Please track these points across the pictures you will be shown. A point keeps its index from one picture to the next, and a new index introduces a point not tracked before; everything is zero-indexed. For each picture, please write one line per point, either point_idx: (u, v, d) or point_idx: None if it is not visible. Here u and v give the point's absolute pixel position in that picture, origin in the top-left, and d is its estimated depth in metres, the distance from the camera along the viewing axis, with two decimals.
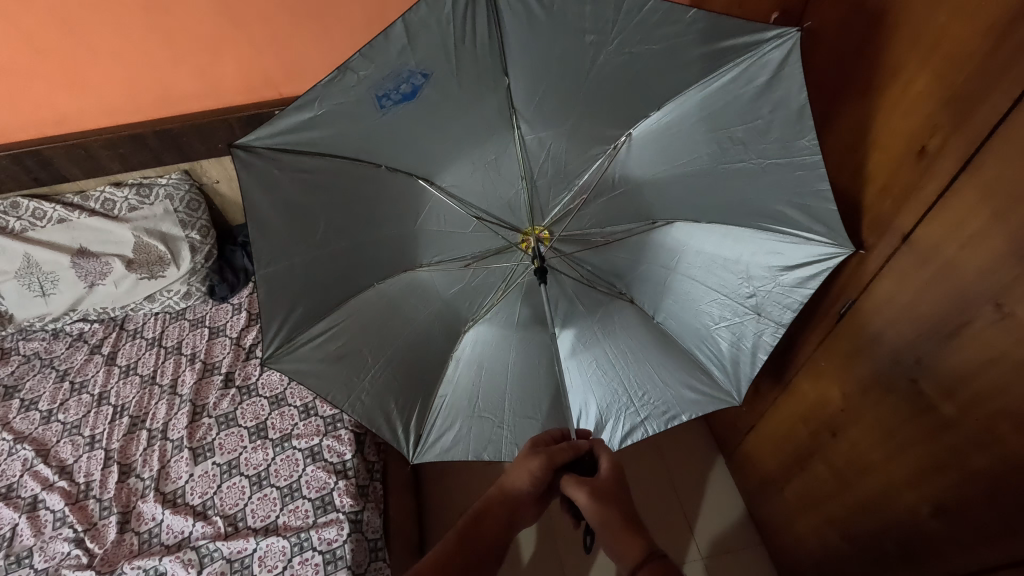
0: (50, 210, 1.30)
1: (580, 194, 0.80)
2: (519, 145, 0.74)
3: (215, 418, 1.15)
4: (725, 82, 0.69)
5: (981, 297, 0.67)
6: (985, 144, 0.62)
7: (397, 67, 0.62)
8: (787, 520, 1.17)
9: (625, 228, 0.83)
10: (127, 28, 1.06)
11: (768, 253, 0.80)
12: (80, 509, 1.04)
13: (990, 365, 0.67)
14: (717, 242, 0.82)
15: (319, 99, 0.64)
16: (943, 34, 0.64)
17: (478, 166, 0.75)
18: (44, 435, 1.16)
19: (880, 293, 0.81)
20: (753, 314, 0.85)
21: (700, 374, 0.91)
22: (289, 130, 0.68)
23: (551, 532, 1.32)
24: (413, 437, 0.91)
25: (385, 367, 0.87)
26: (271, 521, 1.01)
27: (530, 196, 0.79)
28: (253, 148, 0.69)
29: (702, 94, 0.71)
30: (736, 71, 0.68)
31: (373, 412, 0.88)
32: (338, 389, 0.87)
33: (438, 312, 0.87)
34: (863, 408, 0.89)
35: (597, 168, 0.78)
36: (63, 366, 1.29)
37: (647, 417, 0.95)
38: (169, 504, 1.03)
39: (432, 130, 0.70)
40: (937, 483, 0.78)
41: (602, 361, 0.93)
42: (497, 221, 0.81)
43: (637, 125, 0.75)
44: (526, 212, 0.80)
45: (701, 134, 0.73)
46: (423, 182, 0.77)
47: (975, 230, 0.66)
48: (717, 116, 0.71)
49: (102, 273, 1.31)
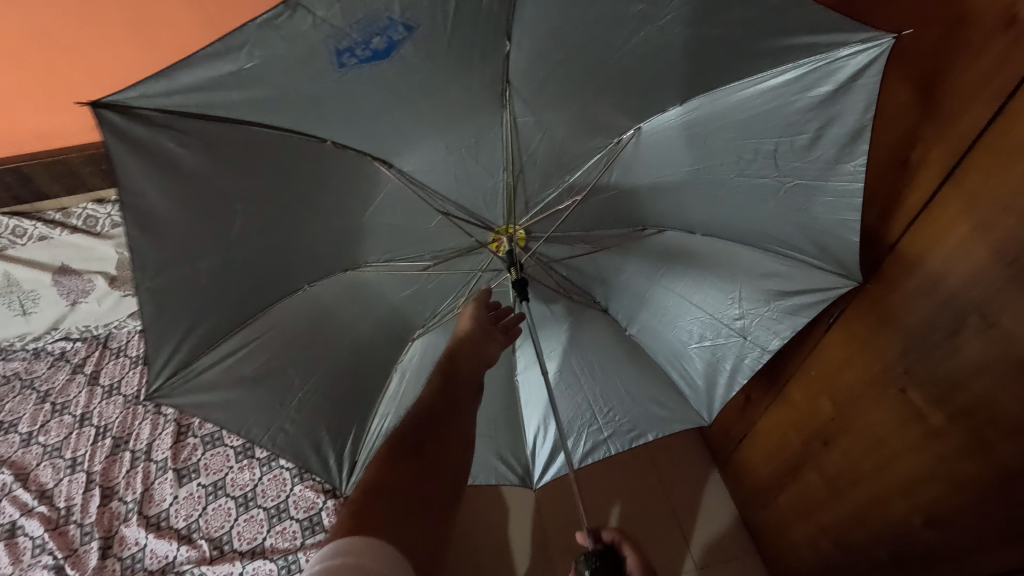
0: (29, 227, 1.24)
1: (572, 196, 0.77)
2: (509, 135, 0.68)
3: (200, 437, 1.13)
4: (776, 83, 0.64)
5: (968, 306, 0.67)
6: (965, 157, 0.63)
7: (378, 12, 0.52)
8: (779, 529, 1.17)
9: (611, 234, 0.82)
10: (108, 41, 1.04)
11: (765, 275, 0.81)
12: (60, 535, 1.01)
13: (976, 374, 0.67)
14: (708, 259, 0.83)
15: (247, 44, 0.51)
16: (920, 49, 0.65)
17: (454, 151, 0.69)
18: (23, 458, 1.14)
19: (886, 305, 0.78)
20: (741, 335, 0.87)
21: (671, 390, 0.95)
22: (191, 87, 0.54)
23: (544, 546, 1.32)
24: (346, 464, 0.89)
25: (316, 382, 0.83)
26: (257, 543, 0.98)
27: (511, 189, 0.74)
28: (147, 115, 0.55)
29: (741, 96, 0.66)
30: (792, 75, 0.63)
31: (299, 443, 0.85)
32: (256, 423, 0.82)
33: (381, 321, 0.85)
34: (852, 416, 0.89)
35: (592, 165, 0.74)
36: (44, 387, 1.26)
37: (608, 437, 0.97)
38: (153, 527, 1.01)
39: (420, 150, 0.68)
40: (925, 493, 0.78)
41: (572, 373, 0.95)
42: (466, 215, 0.77)
43: (649, 118, 0.70)
44: (503, 206, 0.76)
45: (718, 139, 0.70)
46: (377, 164, 0.69)
47: (957, 242, 0.66)
48: (752, 123, 0.68)
49: (83, 291, 1.30)
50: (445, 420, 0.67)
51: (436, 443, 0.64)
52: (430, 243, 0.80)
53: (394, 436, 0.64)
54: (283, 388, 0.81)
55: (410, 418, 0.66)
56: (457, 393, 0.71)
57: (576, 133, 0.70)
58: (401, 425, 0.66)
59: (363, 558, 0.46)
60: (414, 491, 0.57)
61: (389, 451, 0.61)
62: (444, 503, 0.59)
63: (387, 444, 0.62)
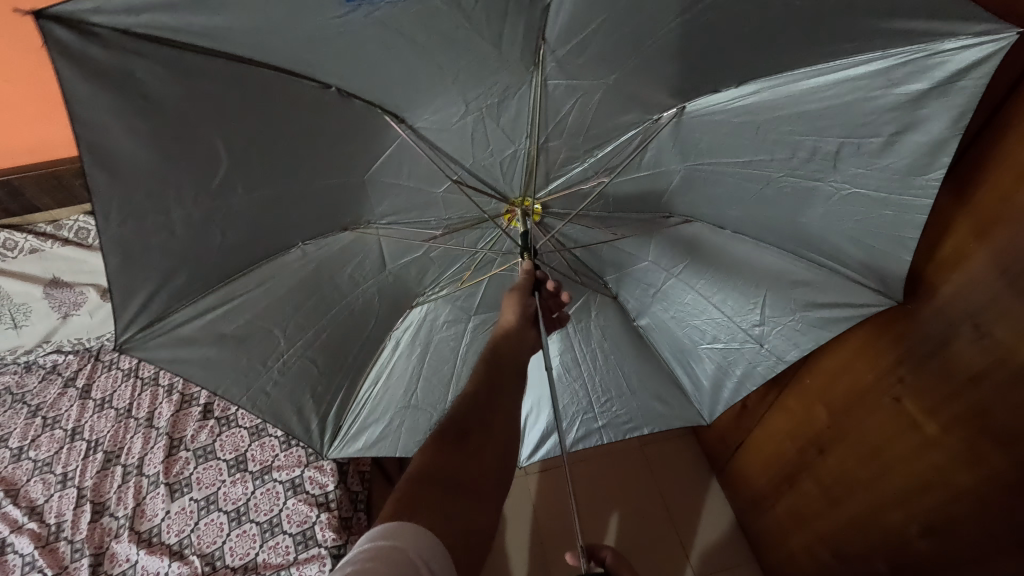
0: (21, 239, 1.26)
1: (600, 178, 0.72)
2: (528, 102, 0.63)
3: (192, 451, 1.12)
4: (858, 73, 0.58)
5: (961, 315, 0.66)
6: (954, 167, 0.63)
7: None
8: (778, 537, 1.16)
9: (635, 216, 0.78)
10: None
11: (797, 282, 0.78)
12: (50, 552, 1.00)
13: (970, 384, 0.67)
14: (735, 258, 0.80)
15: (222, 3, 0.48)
16: None
17: (473, 110, 0.63)
18: (13, 474, 1.13)
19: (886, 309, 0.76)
20: (755, 343, 0.86)
21: (675, 387, 0.95)
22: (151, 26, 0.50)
23: (541, 558, 1.36)
24: (331, 431, 0.90)
25: (300, 353, 0.82)
26: (249, 559, 0.97)
27: (535, 157, 0.68)
28: (100, 34, 0.49)
29: (813, 85, 0.60)
30: (881, 66, 0.56)
31: (280, 406, 0.84)
32: (231, 381, 0.80)
33: (382, 285, 0.82)
34: (849, 426, 0.88)
35: (632, 139, 0.68)
36: (35, 401, 1.25)
37: (601, 427, 0.98)
38: (144, 543, 1.00)
39: (441, 116, 0.64)
40: (924, 501, 0.77)
41: (579, 354, 0.93)
42: (479, 181, 0.72)
43: (695, 100, 0.64)
44: (522, 178, 0.71)
45: (764, 130, 0.65)
46: (389, 118, 0.64)
47: (950, 250, 0.66)
48: (817, 116, 0.62)
49: (76, 303, 1.29)
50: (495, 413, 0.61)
51: (484, 438, 0.58)
52: (438, 209, 0.75)
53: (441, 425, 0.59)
54: (265, 350, 0.80)
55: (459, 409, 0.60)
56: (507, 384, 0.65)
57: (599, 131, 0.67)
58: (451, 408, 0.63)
59: (403, 542, 0.43)
60: (459, 482, 0.53)
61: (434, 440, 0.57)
62: (491, 497, 0.54)
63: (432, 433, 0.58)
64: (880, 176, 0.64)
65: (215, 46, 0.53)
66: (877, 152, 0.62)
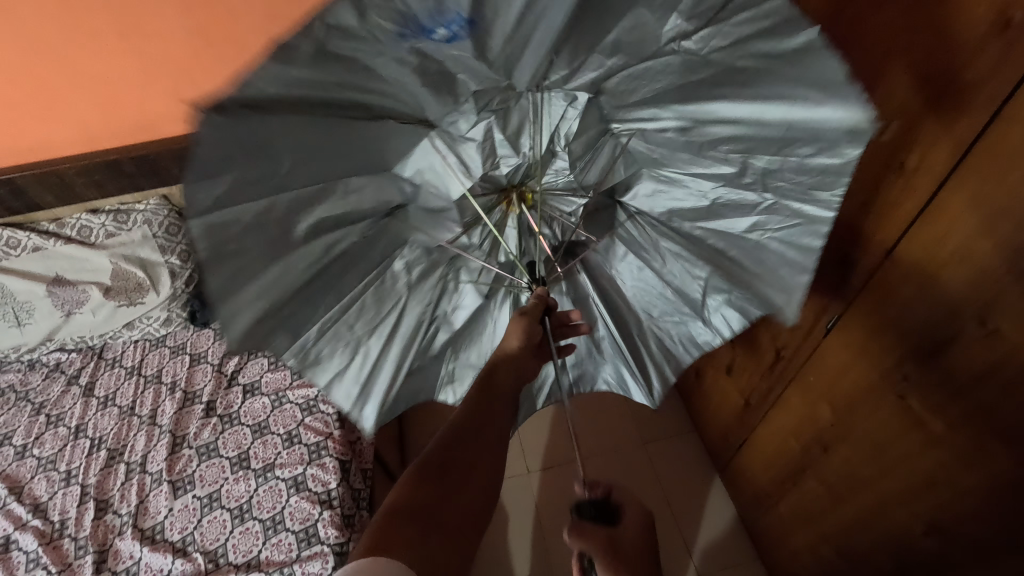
0: (24, 237, 1.27)
1: (581, 195, 0.72)
2: (533, 114, 0.61)
3: (195, 448, 1.12)
4: (767, 114, 0.53)
5: (968, 312, 0.66)
6: (962, 163, 0.62)
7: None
8: (781, 535, 1.16)
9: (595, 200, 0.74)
10: (101, 54, 1.05)
11: (738, 250, 0.68)
12: (54, 549, 1.00)
13: (977, 382, 0.66)
14: (682, 220, 0.71)
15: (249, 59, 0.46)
16: (917, 50, 0.64)
17: (483, 118, 0.60)
18: (17, 471, 1.13)
19: (892, 305, 0.75)
20: (699, 319, 0.78)
21: (626, 357, 0.86)
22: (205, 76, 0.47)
23: (544, 556, 1.36)
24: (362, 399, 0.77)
25: (331, 321, 0.71)
26: (252, 556, 0.97)
27: (538, 163, 0.67)
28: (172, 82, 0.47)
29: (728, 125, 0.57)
30: (784, 106, 0.52)
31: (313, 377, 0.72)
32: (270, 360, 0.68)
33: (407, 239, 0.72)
34: (854, 423, 0.87)
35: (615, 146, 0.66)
36: (38, 399, 1.25)
37: (571, 381, 0.91)
38: (147, 541, 1.00)
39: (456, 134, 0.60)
40: (928, 499, 0.77)
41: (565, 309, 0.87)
42: (484, 187, 0.68)
43: (620, 120, 0.63)
44: (523, 175, 0.69)
45: (698, 144, 0.61)
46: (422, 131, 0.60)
47: (955, 247, 0.65)
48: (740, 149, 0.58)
49: (78, 301, 1.29)
50: (481, 444, 0.61)
51: (468, 471, 0.58)
52: (458, 211, 0.69)
53: (427, 457, 0.58)
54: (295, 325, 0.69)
55: (446, 437, 0.60)
56: (496, 407, 0.65)
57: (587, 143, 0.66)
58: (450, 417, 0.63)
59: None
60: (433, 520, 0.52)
61: (418, 473, 0.56)
62: (466, 542, 0.53)
63: (416, 466, 0.57)
64: (802, 180, 0.57)
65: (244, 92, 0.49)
66: (802, 172, 0.56)
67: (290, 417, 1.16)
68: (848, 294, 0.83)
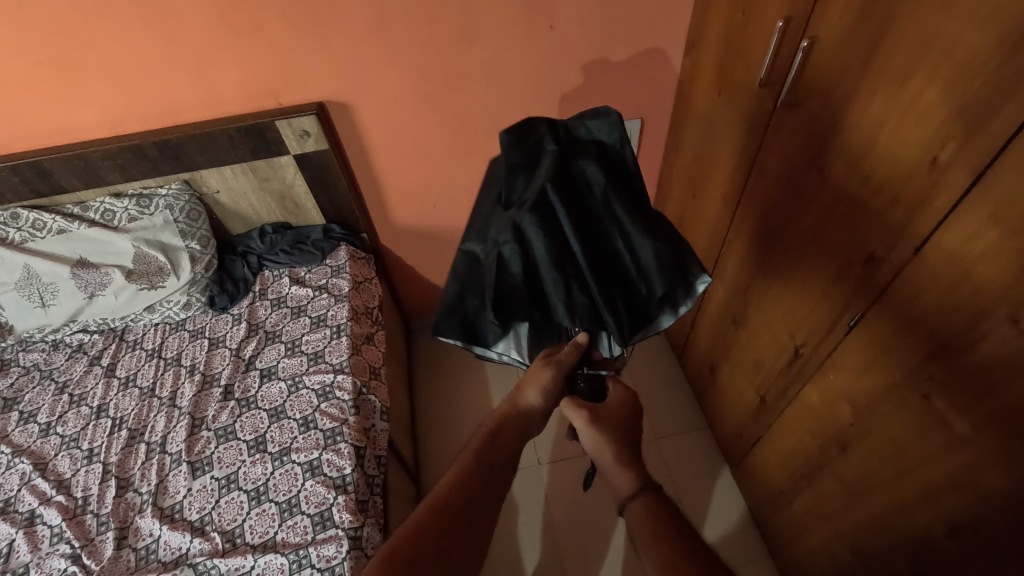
0: (50, 220, 1.29)
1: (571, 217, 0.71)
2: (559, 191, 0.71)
3: (214, 431, 1.13)
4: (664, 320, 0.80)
5: (996, 312, 0.64)
6: (998, 157, 0.61)
7: (522, 147, 0.77)
8: (795, 534, 1.17)
9: (595, 215, 0.74)
10: (126, 37, 1.06)
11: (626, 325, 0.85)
12: (78, 524, 1.03)
13: (1002, 383, 0.65)
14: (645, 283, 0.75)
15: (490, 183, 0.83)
16: (956, 43, 0.62)
17: (513, 166, 0.76)
18: (41, 448, 1.16)
19: (919, 305, 0.74)
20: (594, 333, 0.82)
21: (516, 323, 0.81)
22: (484, 194, 0.84)
23: (555, 547, 1.37)
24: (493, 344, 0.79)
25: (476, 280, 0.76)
26: (269, 537, 0.99)
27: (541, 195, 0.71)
28: (479, 205, 0.84)
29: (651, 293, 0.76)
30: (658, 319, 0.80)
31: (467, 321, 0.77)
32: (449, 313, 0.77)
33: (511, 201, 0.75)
34: (874, 423, 0.86)
35: (611, 218, 0.74)
36: (62, 378, 1.29)
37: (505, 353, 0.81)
38: (167, 519, 1.02)
39: (521, 160, 0.76)
40: (950, 501, 0.76)
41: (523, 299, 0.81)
42: (512, 182, 0.76)
43: (624, 227, 0.74)
44: (525, 181, 0.75)
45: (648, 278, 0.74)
46: (519, 150, 0.76)
47: (987, 246, 0.64)
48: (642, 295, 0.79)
49: (101, 283, 1.31)
50: (453, 532, 0.61)
51: (435, 563, 0.59)
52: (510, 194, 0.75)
53: (392, 549, 0.59)
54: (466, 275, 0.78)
55: (414, 526, 0.61)
56: (469, 482, 0.66)
57: (594, 212, 0.74)
58: (432, 491, 0.65)
59: None
60: None
61: (382, 565, 0.57)
62: None
63: (382, 556, 0.58)
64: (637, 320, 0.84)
65: (487, 195, 0.83)
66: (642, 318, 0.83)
67: (306, 402, 1.17)
68: (874, 291, 0.81)
